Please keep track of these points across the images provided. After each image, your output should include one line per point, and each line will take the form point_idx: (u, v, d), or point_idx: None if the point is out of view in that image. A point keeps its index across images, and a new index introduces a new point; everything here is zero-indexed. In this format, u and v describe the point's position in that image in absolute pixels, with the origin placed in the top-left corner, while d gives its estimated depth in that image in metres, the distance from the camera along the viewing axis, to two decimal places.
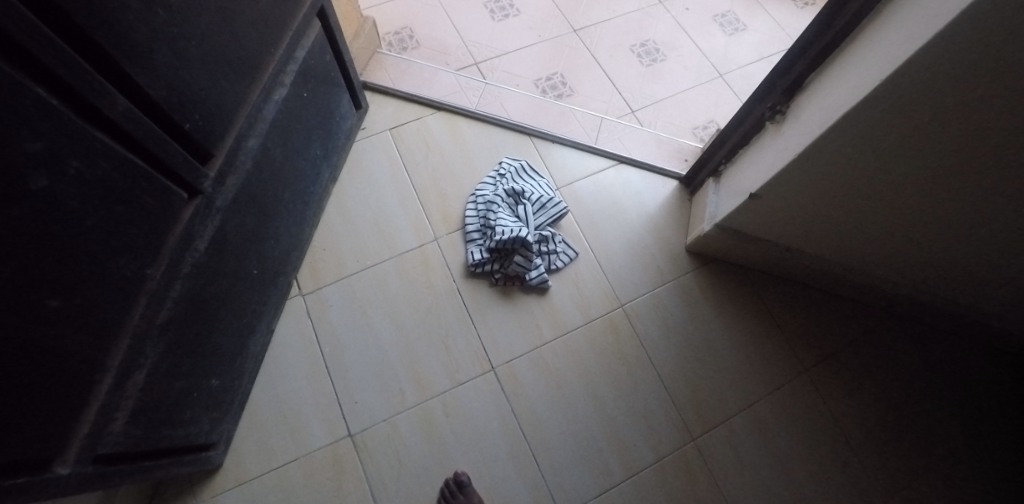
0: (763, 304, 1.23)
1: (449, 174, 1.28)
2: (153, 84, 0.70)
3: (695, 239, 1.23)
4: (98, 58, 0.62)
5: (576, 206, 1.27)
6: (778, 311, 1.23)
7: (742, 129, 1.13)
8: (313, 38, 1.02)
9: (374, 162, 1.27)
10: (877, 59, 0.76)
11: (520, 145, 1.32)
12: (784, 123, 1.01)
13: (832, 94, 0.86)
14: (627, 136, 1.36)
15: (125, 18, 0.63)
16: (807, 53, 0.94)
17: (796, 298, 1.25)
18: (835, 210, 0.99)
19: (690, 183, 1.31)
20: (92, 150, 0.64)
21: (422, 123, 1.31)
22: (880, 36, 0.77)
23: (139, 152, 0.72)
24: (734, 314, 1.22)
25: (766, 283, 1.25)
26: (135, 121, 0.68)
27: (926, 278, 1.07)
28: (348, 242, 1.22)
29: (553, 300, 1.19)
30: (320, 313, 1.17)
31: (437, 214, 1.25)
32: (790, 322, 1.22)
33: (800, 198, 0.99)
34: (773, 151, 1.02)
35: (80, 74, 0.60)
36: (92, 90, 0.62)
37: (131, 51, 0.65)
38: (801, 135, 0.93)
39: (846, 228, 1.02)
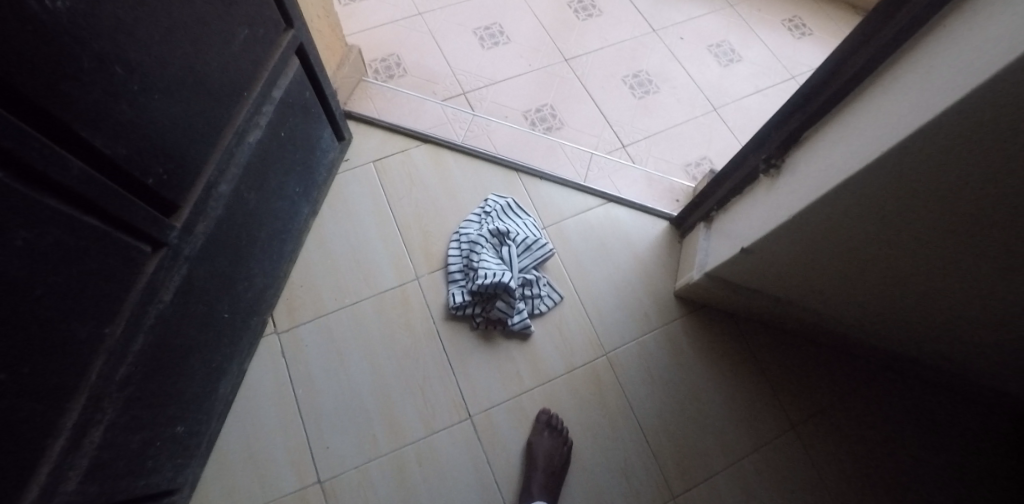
0: (748, 353, 1.21)
1: (433, 211, 1.25)
2: (111, 144, 0.66)
3: (685, 288, 1.20)
4: (50, 120, 0.59)
5: (563, 247, 1.24)
6: (766, 362, 1.20)
7: (734, 178, 1.09)
8: (292, 77, 0.98)
9: (357, 196, 1.24)
10: (874, 136, 0.73)
11: (507, 181, 1.28)
12: (776, 178, 0.98)
13: (827, 160, 0.83)
14: (618, 174, 1.31)
15: (78, 80, 0.60)
16: (801, 112, 0.90)
17: (786, 347, 1.22)
18: (825, 270, 0.96)
19: (680, 224, 1.26)
20: (42, 219, 0.61)
21: (407, 156, 1.28)
22: (878, 108, 0.75)
23: (97, 213, 0.68)
24: (721, 364, 1.19)
25: (751, 330, 1.23)
26: (91, 182, 0.65)
27: (918, 337, 1.05)
28: (326, 279, 1.19)
29: (536, 345, 1.16)
30: (294, 352, 1.14)
31: (418, 251, 1.22)
32: (776, 372, 1.20)
33: (793, 249, 0.96)
34: (765, 207, 0.99)
35: (27, 141, 0.57)
36: (40, 156, 0.58)
37: (85, 113, 0.62)
38: (795, 198, 0.90)
39: (838, 287, 0.99)
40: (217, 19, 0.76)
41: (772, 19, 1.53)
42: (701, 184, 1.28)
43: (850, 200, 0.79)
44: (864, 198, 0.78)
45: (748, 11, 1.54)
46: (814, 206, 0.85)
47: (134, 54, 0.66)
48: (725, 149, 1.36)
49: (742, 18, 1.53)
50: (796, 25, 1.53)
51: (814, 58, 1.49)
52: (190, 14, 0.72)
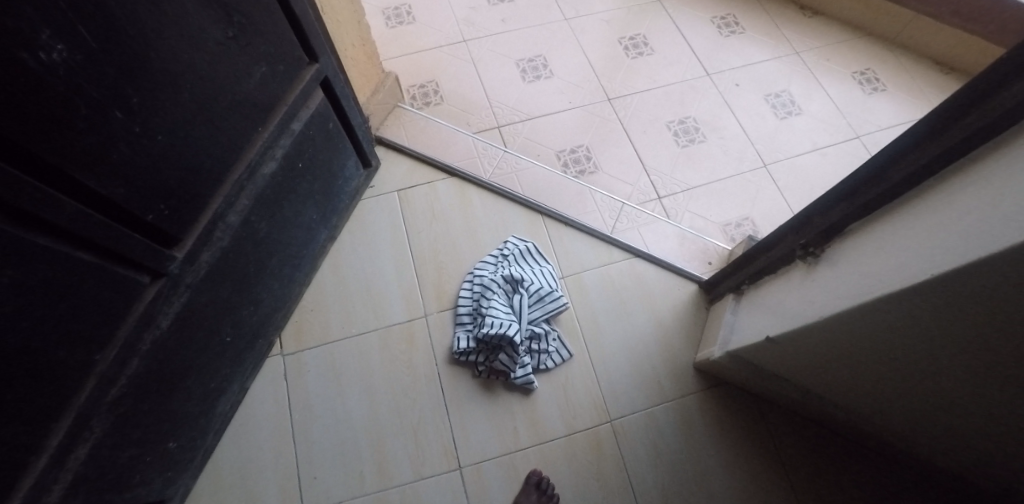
0: (770, 441, 1.08)
1: (452, 247, 1.22)
2: (108, 185, 0.67)
3: (704, 362, 1.10)
4: (39, 164, 0.60)
5: (580, 301, 1.18)
6: (791, 458, 1.07)
7: (770, 254, 0.99)
8: (314, 110, 0.99)
9: (378, 224, 1.23)
10: (925, 249, 0.63)
11: (530, 224, 1.24)
12: (815, 267, 0.88)
13: (872, 264, 0.73)
14: (649, 229, 1.23)
15: (75, 127, 0.62)
16: (851, 202, 0.80)
17: (818, 443, 1.07)
18: (861, 376, 0.85)
19: (709, 289, 1.17)
20: (30, 258, 0.62)
21: (432, 188, 1.26)
22: (929, 217, 0.65)
23: (91, 247, 0.70)
24: (738, 449, 1.08)
25: (777, 416, 1.10)
26: (86, 221, 0.66)
27: (983, 471, 0.85)
28: (336, 306, 1.18)
29: (538, 402, 1.11)
30: (296, 375, 1.13)
31: (431, 288, 1.19)
32: (799, 467, 1.06)
33: (817, 354, 0.88)
34: (799, 294, 0.89)
35: (19, 187, 0.58)
36: (33, 201, 0.60)
37: (81, 157, 0.63)
38: (828, 295, 0.81)
39: (876, 396, 0.87)
40: (228, 61, 0.78)
41: (842, 71, 1.38)
42: (738, 248, 1.18)
43: (891, 310, 0.69)
44: (905, 316, 0.68)
45: (816, 61, 1.39)
46: (849, 313, 0.75)
47: (136, 98, 0.67)
48: (771, 211, 1.25)
49: (808, 67, 1.39)
50: (867, 79, 1.37)
51: (887, 117, 1.32)
52: (199, 57, 0.74)
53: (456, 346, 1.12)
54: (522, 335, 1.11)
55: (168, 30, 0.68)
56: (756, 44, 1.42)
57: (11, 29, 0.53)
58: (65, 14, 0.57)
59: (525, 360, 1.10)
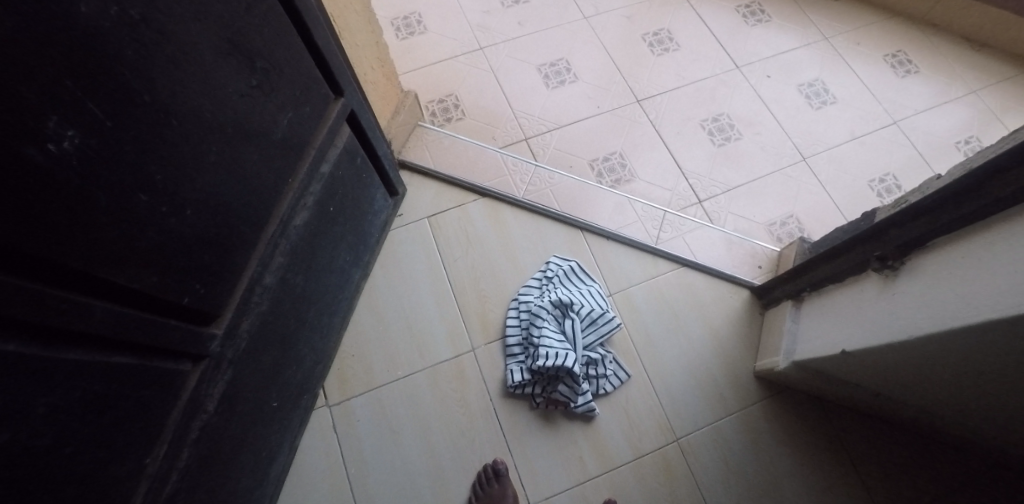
0: (839, 442, 1.05)
1: (493, 274, 1.16)
2: (142, 276, 0.58)
3: (769, 371, 1.04)
4: (66, 272, 0.51)
5: (631, 318, 1.13)
6: (862, 461, 1.03)
7: (839, 260, 0.87)
8: (340, 147, 0.88)
9: (410, 254, 1.18)
10: (981, 285, 0.59)
11: (570, 240, 1.18)
12: (889, 282, 0.75)
13: (951, 294, 0.63)
14: (692, 236, 1.19)
15: (98, 222, 0.52)
16: (928, 217, 0.68)
17: (887, 440, 1.05)
18: (942, 401, 0.79)
19: (761, 294, 1.13)
20: (66, 377, 0.54)
21: (463, 211, 1.21)
22: (998, 248, 0.58)
23: (128, 348, 0.61)
24: (807, 451, 1.04)
25: (843, 415, 1.06)
26: (120, 322, 0.58)
27: None
28: (377, 349, 1.12)
29: (602, 429, 1.05)
30: (344, 425, 1.08)
31: (475, 319, 1.12)
32: (869, 467, 1.03)
33: (910, 375, 0.77)
34: (872, 313, 0.77)
35: (46, 303, 0.50)
36: (61, 312, 0.51)
37: (109, 253, 0.54)
38: (917, 316, 0.68)
39: (959, 416, 0.81)
40: (254, 111, 0.67)
41: (870, 54, 1.44)
42: (791, 254, 1.12)
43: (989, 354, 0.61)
44: (999, 358, 0.61)
45: (845, 45, 1.45)
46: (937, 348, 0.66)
47: (161, 174, 0.57)
48: (815, 206, 1.25)
49: (838, 52, 1.44)
50: (900, 61, 1.43)
51: (919, 99, 1.38)
52: (225, 111, 0.63)
53: (511, 380, 1.06)
54: (579, 363, 1.04)
55: (191, 90, 0.58)
56: (783, 33, 1.47)
57: (10, 123, 0.43)
58: (72, 91, 0.47)
59: (585, 388, 1.04)
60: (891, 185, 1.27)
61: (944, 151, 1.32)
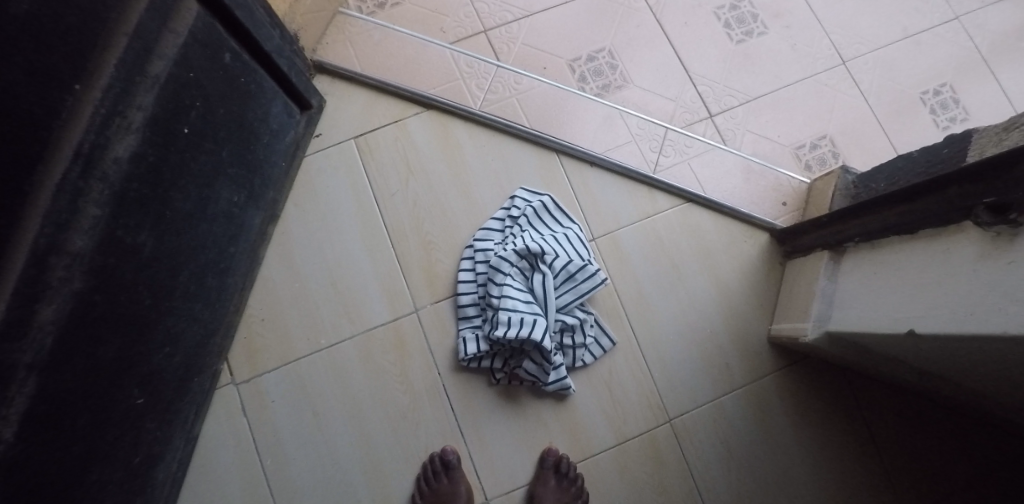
0: (862, 425, 0.86)
1: (442, 214, 0.89)
2: None
3: (789, 336, 0.83)
4: None
5: (618, 270, 0.89)
6: (883, 437, 0.85)
7: (923, 200, 0.64)
8: (186, 36, 0.58)
9: (333, 189, 0.90)
10: None
11: (542, 167, 0.91)
12: (1003, 243, 0.53)
13: None
14: (700, 161, 0.93)
15: None
16: None
17: (924, 423, 0.85)
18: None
19: (787, 240, 0.89)
20: None
21: (402, 128, 0.92)
22: None
23: None
24: (823, 435, 0.86)
25: (869, 391, 0.87)
26: None
27: None
28: (294, 311, 0.87)
29: (577, 409, 0.84)
30: (258, 407, 0.86)
31: (418, 273, 0.87)
32: (896, 456, 0.85)
33: None
34: (968, 286, 0.56)
35: None
36: None
37: None
38: None
39: None
40: None
41: None
42: (828, 192, 0.88)
43: None
44: None
45: None
46: None
47: None
48: (850, 122, 1.01)
49: None
50: None
51: None
52: None
53: (465, 352, 0.82)
54: (551, 330, 0.81)
55: None
56: None
57: None
58: None
59: (559, 361, 0.82)
60: (947, 100, 1.03)
61: (1013, 49, 1.06)
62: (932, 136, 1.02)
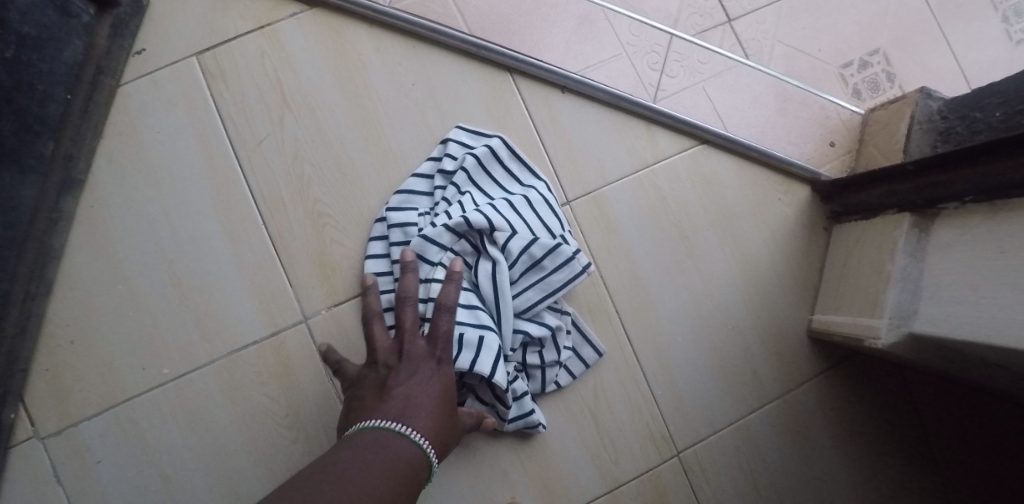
0: (923, 452, 0.60)
1: (339, 172, 0.59)
2: None
3: (847, 334, 0.58)
4: None
5: (603, 245, 0.61)
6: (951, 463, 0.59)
7: None
8: None
9: (169, 136, 0.59)
10: None
11: (490, 95, 0.61)
12: None
13: None
14: (718, 83, 0.64)
15: None
16: None
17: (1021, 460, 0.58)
18: None
19: (838, 195, 0.63)
20: None
21: (270, 37, 0.60)
22: None
23: None
24: (874, 464, 0.61)
25: (931, 399, 0.61)
26: None
27: None
28: (119, 326, 0.57)
29: (549, 448, 0.59)
30: (78, 475, 0.56)
31: (307, 263, 0.58)
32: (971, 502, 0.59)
33: None
34: None
35: None
36: None
37: None
38: None
39: None
40: None
41: None
42: (898, 125, 0.61)
43: None
44: None
45: None
46: None
47: None
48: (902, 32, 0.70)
49: None
50: None
51: None
52: None
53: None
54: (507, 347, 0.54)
55: None
56: None
57: None
58: None
59: (522, 392, 0.56)
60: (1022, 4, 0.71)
61: None
62: (1004, 54, 0.70)
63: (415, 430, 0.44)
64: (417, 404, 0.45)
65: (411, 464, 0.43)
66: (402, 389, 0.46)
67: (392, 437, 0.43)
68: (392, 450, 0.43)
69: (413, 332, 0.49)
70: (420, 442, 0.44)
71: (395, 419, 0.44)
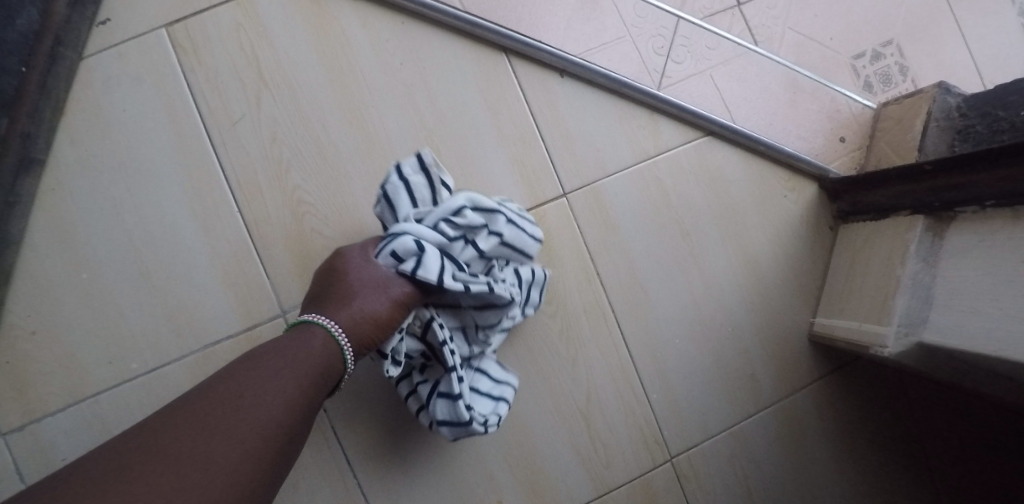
0: (915, 458, 0.58)
1: (320, 156, 0.55)
2: None
3: (851, 339, 0.55)
4: None
5: (599, 240, 0.58)
6: (942, 469, 0.58)
7: None
8: None
9: (138, 114, 0.54)
10: None
11: (483, 77, 0.57)
12: None
13: None
14: (726, 71, 0.61)
15: None
16: None
17: None
18: None
19: (847, 193, 0.60)
20: None
21: (247, 8, 0.55)
22: None
23: None
24: (865, 469, 0.59)
25: (928, 405, 0.58)
26: None
27: None
28: (83, 317, 0.53)
29: (538, 450, 0.57)
30: (42, 470, 0.52)
31: (286, 253, 0.54)
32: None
33: None
34: None
35: None
36: None
37: None
38: None
39: None
40: None
41: None
42: (915, 121, 0.57)
43: None
44: None
45: None
46: None
47: None
48: (919, 21, 0.65)
49: None
50: None
51: None
52: None
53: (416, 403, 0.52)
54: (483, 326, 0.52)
55: None
56: None
57: None
58: None
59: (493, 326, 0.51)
60: None
61: None
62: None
63: (338, 326, 0.44)
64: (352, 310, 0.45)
65: (328, 358, 0.43)
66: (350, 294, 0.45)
67: (317, 333, 0.44)
68: (319, 344, 0.43)
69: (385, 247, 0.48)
70: (334, 332, 0.44)
71: (333, 316, 0.44)
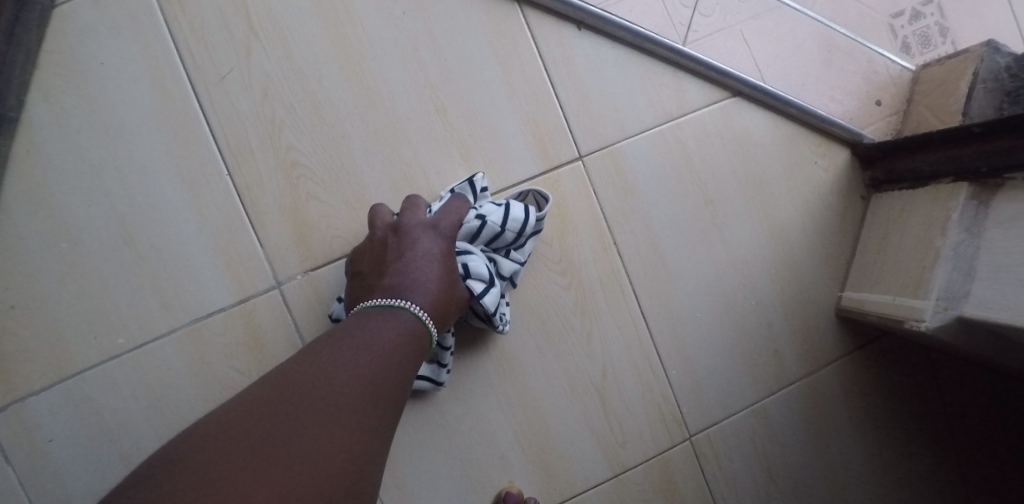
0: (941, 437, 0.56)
1: (316, 116, 0.51)
2: None
3: (884, 314, 0.52)
4: None
5: (617, 208, 0.55)
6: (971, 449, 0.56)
7: None
8: None
9: (118, 69, 0.50)
10: None
11: (493, 30, 0.52)
12: None
13: None
14: (756, 26, 0.56)
15: None
16: None
17: None
18: None
19: (882, 160, 0.56)
20: None
21: None
22: None
23: None
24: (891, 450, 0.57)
25: (958, 383, 0.56)
26: None
27: None
28: (65, 290, 0.50)
29: (550, 427, 0.54)
30: (25, 451, 0.49)
31: (282, 221, 0.51)
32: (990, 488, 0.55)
33: None
34: None
35: None
36: None
37: None
38: None
39: None
40: None
41: None
42: (959, 83, 0.53)
43: None
44: None
45: None
46: None
47: None
48: None
49: None
50: None
51: None
52: None
53: (430, 383, 0.52)
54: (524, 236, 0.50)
55: None
56: None
57: None
58: None
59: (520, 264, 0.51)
60: None
61: None
62: None
63: (416, 304, 0.42)
64: (423, 278, 0.44)
65: (415, 337, 0.41)
66: (411, 265, 0.44)
67: (396, 313, 0.42)
68: (401, 325, 0.41)
69: (454, 224, 0.47)
70: (419, 314, 0.42)
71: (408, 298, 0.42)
